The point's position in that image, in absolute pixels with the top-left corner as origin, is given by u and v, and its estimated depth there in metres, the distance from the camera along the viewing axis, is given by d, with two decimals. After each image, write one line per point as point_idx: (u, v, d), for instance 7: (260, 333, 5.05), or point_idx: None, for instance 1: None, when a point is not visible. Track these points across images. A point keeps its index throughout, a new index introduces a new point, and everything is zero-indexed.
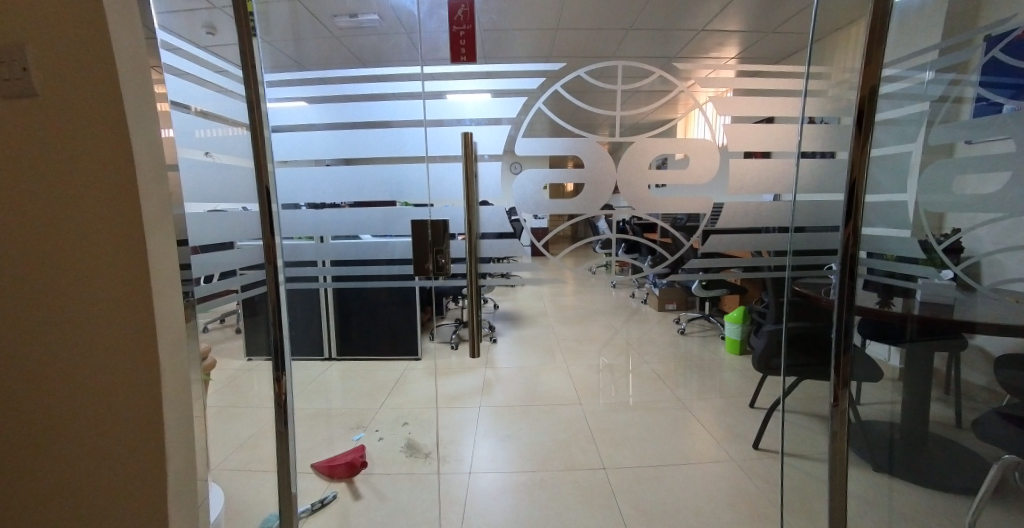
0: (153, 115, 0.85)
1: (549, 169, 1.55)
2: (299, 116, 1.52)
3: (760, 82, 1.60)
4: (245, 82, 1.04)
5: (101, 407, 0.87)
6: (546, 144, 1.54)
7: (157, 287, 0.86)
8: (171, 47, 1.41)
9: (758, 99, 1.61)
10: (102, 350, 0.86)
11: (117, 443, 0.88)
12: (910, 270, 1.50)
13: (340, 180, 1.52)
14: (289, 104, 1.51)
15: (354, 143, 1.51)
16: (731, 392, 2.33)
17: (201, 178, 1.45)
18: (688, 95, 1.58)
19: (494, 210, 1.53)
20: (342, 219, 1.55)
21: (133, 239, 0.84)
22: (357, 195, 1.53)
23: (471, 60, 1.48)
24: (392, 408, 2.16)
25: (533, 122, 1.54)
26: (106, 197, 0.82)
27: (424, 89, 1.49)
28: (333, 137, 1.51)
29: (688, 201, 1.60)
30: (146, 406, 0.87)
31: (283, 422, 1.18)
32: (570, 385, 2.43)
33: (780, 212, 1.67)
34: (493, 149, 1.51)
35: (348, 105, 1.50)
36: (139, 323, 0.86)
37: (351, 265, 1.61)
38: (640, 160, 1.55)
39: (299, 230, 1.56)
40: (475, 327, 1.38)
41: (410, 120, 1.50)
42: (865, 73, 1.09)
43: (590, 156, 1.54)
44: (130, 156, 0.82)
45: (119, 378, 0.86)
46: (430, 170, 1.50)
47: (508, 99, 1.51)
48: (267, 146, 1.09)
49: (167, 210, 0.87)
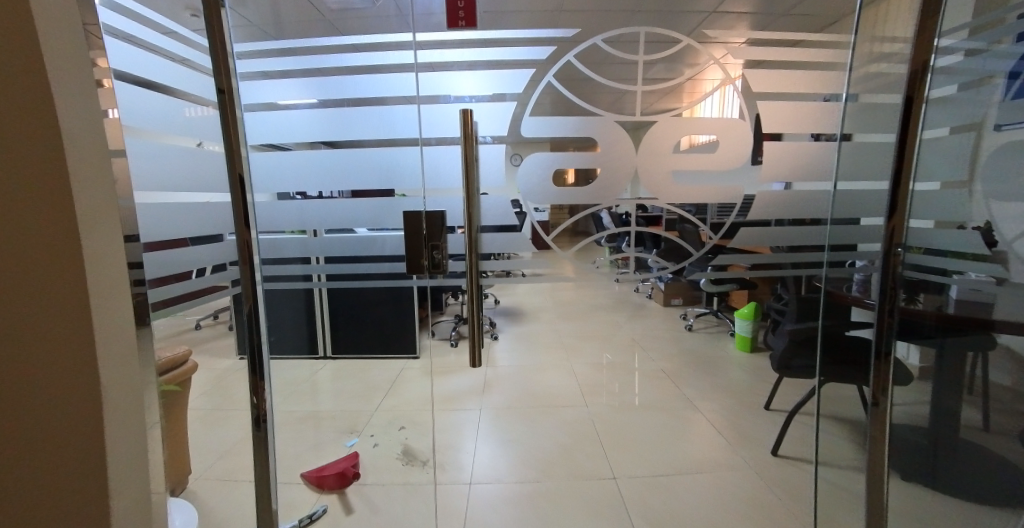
0: (89, 85, 0.64)
1: (550, 153, 1.43)
2: (278, 91, 1.39)
3: (799, 52, 1.44)
4: (213, 65, 0.91)
5: (20, 453, 0.65)
6: (551, 125, 1.42)
7: (98, 298, 0.65)
8: (163, 31, 1.29)
9: (792, 73, 1.44)
10: (23, 377, 0.64)
11: (43, 499, 0.66)
12: (940, 264, 1.42)
13: (328, 168, 1.40)
14: (263, 80, 1.39)
15: (340, 124, 1.39)
16: (744, 393, 2.22)
17: (172, 168, 1.32)
18: (694, 85, 1.44)
19: (496, 200, 1.41)
20: (334, 211, 1.43)
21: (65, 234, 0.62)
22: (351, 184, 1.41)
23: (470, 25, 1.34)
24: (388, 410, 2.06)
25: (540, 99, 1.40)
26: (24, 178, 0.60)
27: (417, 61, 1.36)
28: (320, 116, 1.38)
29: (709, 193, 1.45)
30: (87, 455, 0.66)
31: (263, 439, 1.06)
32: (574, 384, 2.33)
33: (818, 203, 1.51)
34: (495, 130, 1.38)
35: (333, 80, 1.38)
36: (74, 345, 0.64)
37: (343, 263, 1.50)
38: (659, 143, 1.41)
39: (284, 223, 1.46)
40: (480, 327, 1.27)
41: (401, 97, 1.38)
42: (917, 41, 0.98)
43: (603, 138, 1.41)
44: (59, 129, 0.61)
45: (44, 413, 0.65)
46: (424, 153, 1.37)
47: (512, 73, 1.38)
48: (242, 135, 0.98)
49: (112, 201, 0.67)
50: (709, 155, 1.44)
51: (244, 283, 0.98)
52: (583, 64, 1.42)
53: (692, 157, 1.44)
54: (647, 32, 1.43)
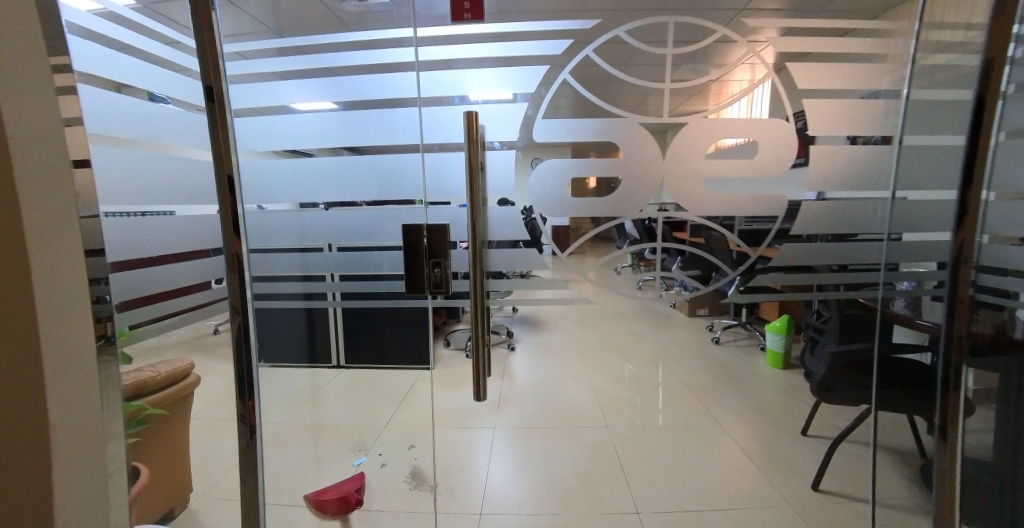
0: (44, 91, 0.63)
1: (572, 158, 1.33)
2: (281, 94, 1.35)
3: (846, 42, 1.29)
4: (202, 65, 0.87)
5: None
6: (569, 126, 1.31)
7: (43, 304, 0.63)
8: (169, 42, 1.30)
9: (845, 65, 1.28)
10: None
11: None
12: (1006, 285, 1.23)
13: (342, 174, 1.33)
14: (261, 81, 1.35)
15: (354, 128, 1.31)
16: (778, 415, 2.06)
17: (161, 177, 1.27)
18: (720, 88, 1.32)
19: (506, 211, 1.32)
20: (345, 222, 1.36)
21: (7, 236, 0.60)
22: (376, 193, 1.33)
23: (476, 17, 1.25)
24: (399, 425, 1.98)
25: (556, 97, 1.31)
26: None
27: (418, 58, 1.28)
28: (334, 118, 1.32)
29: (744, 202, 1.31)
30: (29, 470, 0.63)
31: (252, 451, 1.03)
32: (593, 401, 2.21)
33: (870, 215, 1.31)
34: (505, 134, 1.29)
35: (348, 80, 1.32)
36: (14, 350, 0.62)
37: (362, 279, 1.40)
38: (691, 147, 1.29)
39: (285, 236, 1.41)
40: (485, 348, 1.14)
41: (405, 98, 1.29)
42: (992, 28, 0.86)
43: (627, 142, 1.31)
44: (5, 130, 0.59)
45: None
46: (426, 159, 1.29)
47: (525, 68, 1.28)
48: (232, 139, 0.93)
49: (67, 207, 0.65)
50: (745, 160, 1.30)
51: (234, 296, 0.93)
52: (603, 58, 1.34)
53: (723, 162, 1.31)
54: (677, 23, 1.33)
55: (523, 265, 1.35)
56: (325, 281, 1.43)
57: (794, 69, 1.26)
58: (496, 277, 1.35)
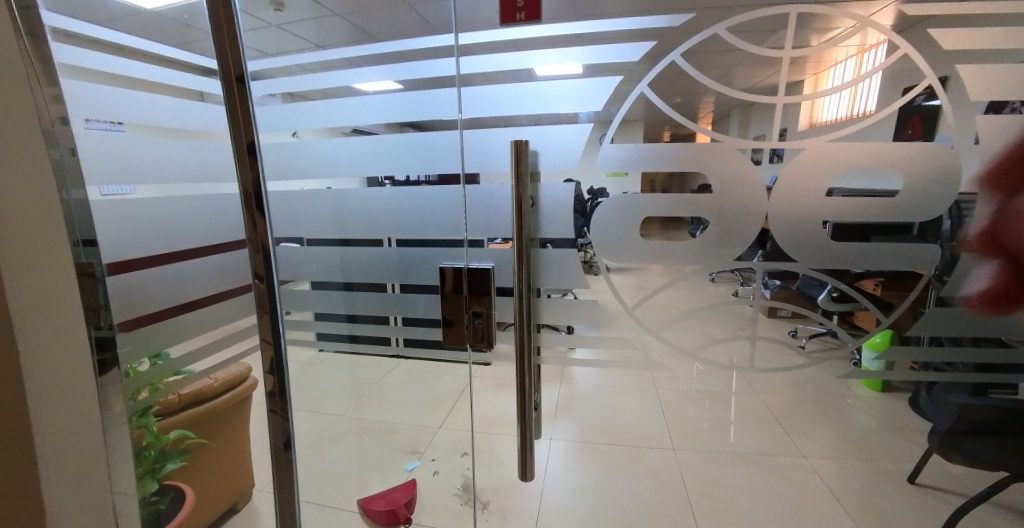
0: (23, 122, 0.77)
1: (643, 194, 1.00)
2: (307, 116, 1.13)
3: None
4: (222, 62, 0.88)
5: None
6: (640, 154, 0.97)
7: (42, 293, 0.80)
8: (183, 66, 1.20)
9: None
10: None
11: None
12: None
13: (387, 213, 1.11)
14: (288, 104, 1.14)
15: (398, 158, 1.07)
16: (888, 455, 1.72)
17: (179, 216, 1.19)
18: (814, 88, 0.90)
19: (557, 253, 1.03)
20: (382, 262, 1.13)
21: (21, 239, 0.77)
22: (414, 232, 1.09)
23: (531, 19, 0.93)
24: (450, 429, 1.93)
25: (630, 116, 0.96)
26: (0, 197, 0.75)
27: (459, 70, 1.00)
28: (370, 145, 1.09)
29: (886, 251, 0.94)
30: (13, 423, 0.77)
31: (284, 423, 1.07)
32: (661, 418, 2.00)
33: None
34: (561, 163, 0.97)
35: (404, 96, 1.05)
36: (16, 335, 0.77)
37: (414, 325, 1.18)
38: (804, 180, 0.91)
39: (319, 274, 1.19)
40: (530, 406, 0.97)
41: (443, 119, 1.03)
42: None
43: (724, 171, 0.94)
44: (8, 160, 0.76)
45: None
46: (467, 193, 1.03)
47: (597, 82, 0.95)
48: (253, 124, 0.93)
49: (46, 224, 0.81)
50: (887, 201, 0.89)
51: (262, 295, 0.98)
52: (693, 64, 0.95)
53: (856, 202, 0.90)
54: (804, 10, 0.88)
55: (580, 316, 1.09)
56: (390, 325, 1.20)
57: (966, 73, 0.85)
58: (550, 330, 1.08)
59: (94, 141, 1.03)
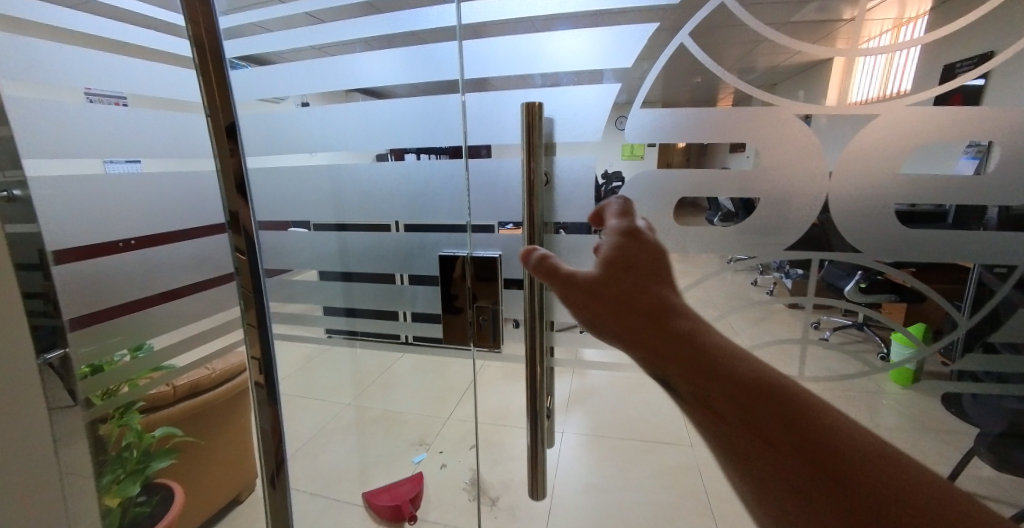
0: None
1: (674, 175, 0.86)
2: (293, 80, 1.02)
3: None
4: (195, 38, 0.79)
5: None
6: (670, 123, 0.84)
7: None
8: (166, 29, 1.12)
9: None
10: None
11: None
12: None
13: (387, 191, 1.03)
14: (275, 66, 1.03)
15: (396, 128, 0.98)
16: None
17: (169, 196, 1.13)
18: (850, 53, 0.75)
19: (574, 239, 0.92)
20: (382, 245, 1.06)
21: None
22: (415, 211, 1.01)
23: None
24: None
25: (663, 76, 0.82)
26: None
27: (461, 23, 0.89)
28: (365, 114, 0.99)
29: (969, 246, 0.76)
30: None
31: (274, 420, 1.02)
32: None
33: None
34: (582, 133, 0.87)
35: (401, 55, 0.95)
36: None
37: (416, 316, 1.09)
38: (874, 155, 0.75)
39: (322, 262, 1.11)
40: (542, 410, 0.89)
41: (444, 81, 0.93)
42: None
43: (767, 142, 0.80)
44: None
45: None
46: (471, 167, 0.94)
47: (622, 33, 0.83)
48: (230, 101, 0.84)
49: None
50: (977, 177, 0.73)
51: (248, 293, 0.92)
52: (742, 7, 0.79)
53: (937, 183, 0.74)
54: None
55: None
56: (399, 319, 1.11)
57: None
58: (563, 325, 1.00)
59: (43, 111, 0.94)
